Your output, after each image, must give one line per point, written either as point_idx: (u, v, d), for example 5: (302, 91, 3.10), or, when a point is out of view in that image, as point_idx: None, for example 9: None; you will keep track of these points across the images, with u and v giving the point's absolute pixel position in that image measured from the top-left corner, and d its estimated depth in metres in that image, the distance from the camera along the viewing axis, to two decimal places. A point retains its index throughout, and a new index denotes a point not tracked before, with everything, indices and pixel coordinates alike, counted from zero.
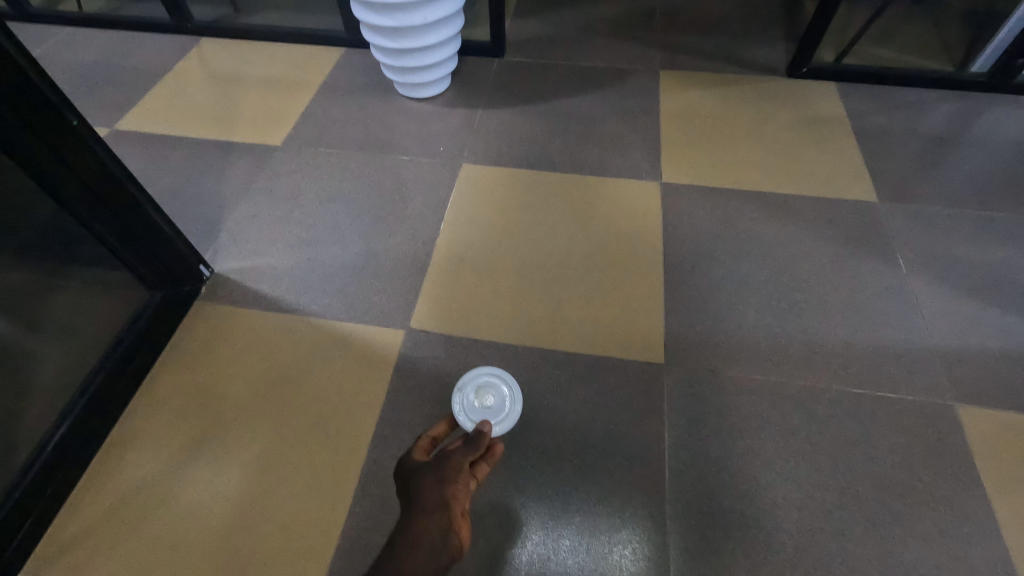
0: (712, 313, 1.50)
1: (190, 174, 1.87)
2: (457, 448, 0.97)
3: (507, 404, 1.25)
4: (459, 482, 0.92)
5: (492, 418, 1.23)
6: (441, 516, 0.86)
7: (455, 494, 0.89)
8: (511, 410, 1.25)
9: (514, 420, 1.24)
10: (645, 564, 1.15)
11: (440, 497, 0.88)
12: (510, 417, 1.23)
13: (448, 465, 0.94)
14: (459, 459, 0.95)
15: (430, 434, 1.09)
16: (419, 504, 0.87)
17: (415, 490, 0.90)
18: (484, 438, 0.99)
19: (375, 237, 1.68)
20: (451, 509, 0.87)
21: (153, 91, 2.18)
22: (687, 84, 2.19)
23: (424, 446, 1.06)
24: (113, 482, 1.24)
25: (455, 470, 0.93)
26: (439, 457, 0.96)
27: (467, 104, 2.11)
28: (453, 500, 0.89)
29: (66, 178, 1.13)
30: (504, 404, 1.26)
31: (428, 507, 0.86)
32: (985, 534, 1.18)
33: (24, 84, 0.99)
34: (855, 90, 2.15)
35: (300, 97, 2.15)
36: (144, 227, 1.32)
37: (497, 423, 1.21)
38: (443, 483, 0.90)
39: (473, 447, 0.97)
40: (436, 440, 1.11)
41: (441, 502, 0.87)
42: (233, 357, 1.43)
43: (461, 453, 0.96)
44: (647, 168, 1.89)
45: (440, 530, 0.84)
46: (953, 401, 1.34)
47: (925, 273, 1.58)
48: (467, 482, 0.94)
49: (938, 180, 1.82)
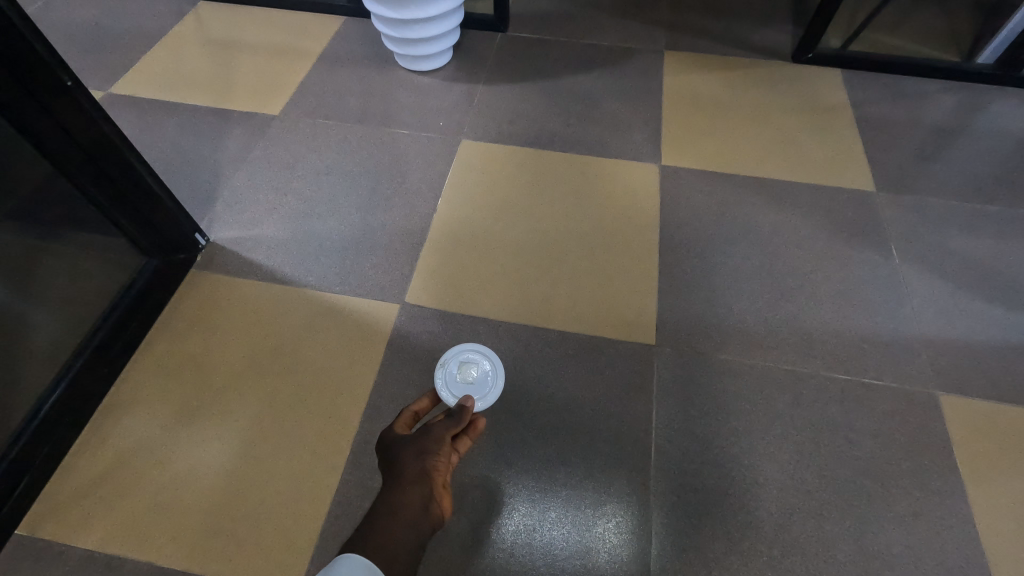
0: (700, 297, 1.53)
1: (193, 144, 1.89)
2: (439, 422, 1.02)
3: (489, 379, 1.31)
4: (441, 454, 0.97)
5: (474, 392, 1.28)
6: (422, 487, 0.90)
7: (436, 466, 0.94)
8: (493, 384, 1.30)
9: (497, 395, 1.30)
10: (628, 536, 1.20)
11: (421, 468, 0.93)
12: (492, 391, 1.29)
13: (429, 438, 0.98)
14: (441, 433, 0.99)
15: (412, 409, 1.09)
16: (401, 475, 0.91)
17: (397, 461, 0.94)
18: (466, 414, 1.04)
19: (372, 213, 1.71)
20: (431, 480, 0.92)
21: (151, 58, 2.18)
22: (690, 65, 2.17)
23: (406, 420, 1.07)
24: (119, 442, 1.31)
25: (437, 443, 0.97)
26: (421, 431, 1.00)
27: (468, 79, 2.11)
28: (433, 471, 0.94)
29: (64, 143, 1.19)
30: (487, 379, 1.31)
31: (410, 478, 0.91)
32: (957, 517, 1.22)
33: (25, 51, 1.04)
34: (860, 77, 2.12)
35: (299, 67, 2.15)
36: (140, 194, 1.38)
37: (478, 397, 1.27)
38: (425, 456, 0.95)
39: (455, 421, 1.02)
40: (419, 414, 1.11)
41: (422, 474, 0.92)
42: (231, 328, 1.48)
43: (442, 426, 1.01)
44: (646, 150, 1.89)
45: (421, 500, 0.88)
46: (934, 389, 1.38)
47: (918, 264, 1.60)
48: (448, 455, 0.99)
49: (939, 170, 1.82)
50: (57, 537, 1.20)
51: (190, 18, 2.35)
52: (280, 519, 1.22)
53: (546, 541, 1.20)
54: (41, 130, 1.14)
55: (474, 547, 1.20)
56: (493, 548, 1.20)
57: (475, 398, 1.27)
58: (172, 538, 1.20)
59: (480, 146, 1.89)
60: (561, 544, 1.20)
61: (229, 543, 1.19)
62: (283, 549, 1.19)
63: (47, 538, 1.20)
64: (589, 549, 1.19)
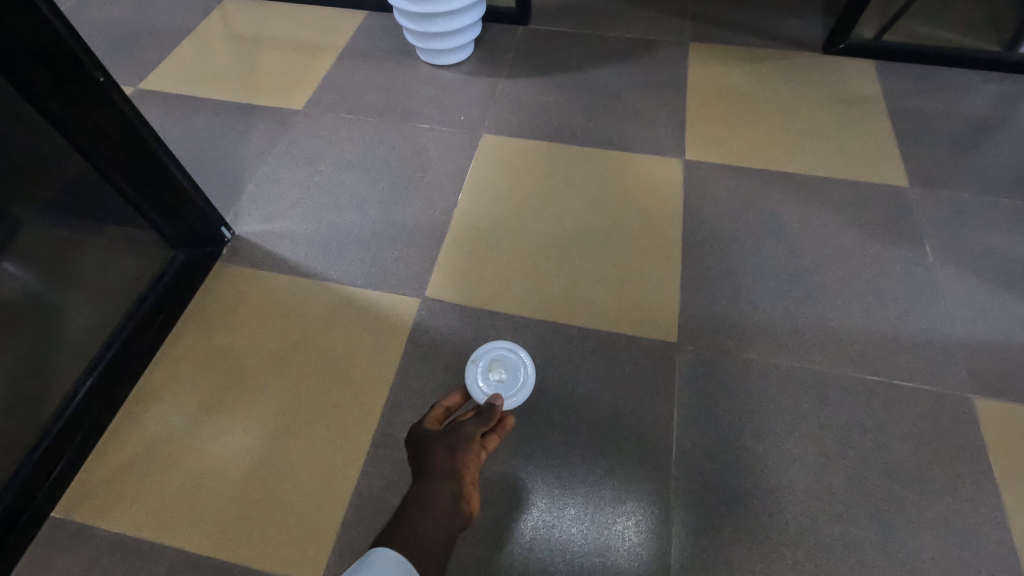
0: (724, 294, 1.51)
1: (219, 139, 1.93)
2: (469, 420, 1.03)
3: (519, 378, 1.29)
4: (471, 453, 0.99)
5: (504, 390, 1.27)
6: (453, 484, 0.91)
7: (466, 464, 0.96)
8: (523, 383, 1.29)
9: (526, 394, 1.28)
10: (648, 535, 1.19)
11: (452, 465, 0.94)
12: (521, 390, 1.27)
13: (460, 436, 0.99)
14: (471, 431, 1.01)
15: (444, 406, 1.12)
16: (432, 470, 0.91)
17: (428, 457, 0.94)
18: (496, 412, 1.06)
19: (393, 207, 1.72)
20: (461, 477, 0.94)
21: (179, 53, 2.22)
22: (716, 57, 2.13)
23: (437, 416, 1.09)
24: (149, 430, 1.35)
25: (467, 441, 0.99)
26: (452, 428, 1.01)
27: (489, 73, 2.10)
28: (463, 469, 0.95)
29: (92, 133, 1.21)
30: (517, 378, 1.30)
31: (441, 474, 0.91)
32: (993, 525, 1.18)
33: (53, 42, 1.05)
34: (895, 68, 2.05)
35: (322, 62, 2.17)
36: (166, 185, 1.40)
37: (508, 396, 1.26)
38: (455, 453, 0.96)
39: (485, 420, 1.03)
40: (449, 411, 1.13)
41: (453, 471, 0.93)
42: (255, 319, 1.51)
43: (473, 425, 1.02)
44: (670, 144, 1.86)
45: (452, 496, 0.89)
46: (969, 393, 1.33)
47: (954, 263, 1.54)
48: (478, 453, 1.01)
49: (977, 165, 1.75)
50: (90, 520, 1.24)
51: (216, 14, 2.38)
52: (303, 510, 1.24)
53: (565, 537, 1.20)
54: (68, 119, 1.16)
55: (492, 541, 1.20)
56: (513, 543, 1.20)
57: (505, 397, 1.25)
58: (198, 525, 1.23)
59: (501, 140, 1.88)
60: (580, 541, 1.19)
61: (253, 531, 1.22)
62: (307, 539, 1.21)
63: (80, 520, 1.24)
64: (608, 546, 1.19)
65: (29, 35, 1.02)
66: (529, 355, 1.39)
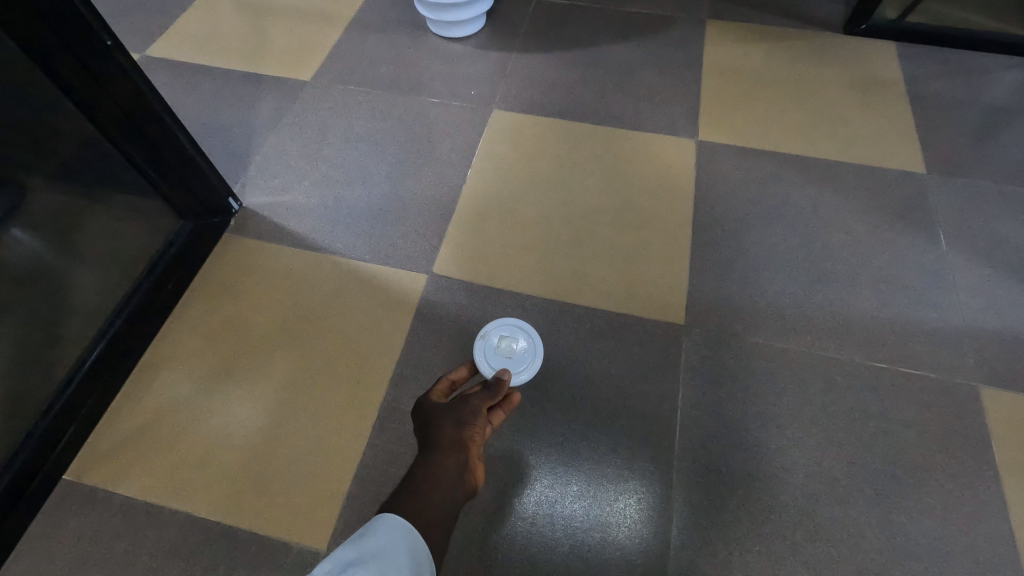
0: (734, 278, 1.49)
1: (226, 108, 1.90)
2: (475, 393, 1.04)
3: (529, 354, 1.29)
4: (476, 425, 1.00)
5: (512, 366, 1.27)
6: (459, 455, 0.93)
7: (471, 436, 0.98)
8: (531, 360, 1.29)
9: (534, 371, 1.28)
10: (649, 513, 1.21)
11: (458, 437, 0.96)
12: (529, 367, 1.28)
13: (466, 408, 1.01)
14: (477, 404, 1.02)
15: (449, 378, 1.12)
16: (438, 441, 0.94)
17: (434, 428, 0.97)
18: (503, 387, 1.06)
19: (401, 181, 1.70)
20: (467, 449, 0.96)
21: (185, 19, 2.19)
22: (734, 36, 2.07)
23: (443, 388, 1.10)
24: (157, 398, 1.36)
25: (473, 414, 1.00)
26: (458, 400, 1.03)
27: (500, 47, 2.06)
28: (469, 441, 0.97)
29: (102, 100, 1.20)
30: (525, 354, 1.30)
31: (447, 445, 0.94)
32: (992, 512, 1.19)
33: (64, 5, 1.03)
34: (917, 51, 2.00)
35: (330, 32, 2.13)
36: (175, 154, 1.39)
37: (516, 372, 1.26)
38: (462, 425, 0.98)
39: (492, 393, 1.05)
40: (455, 383, 1.13)
41: (458, 442, 0.95)
42: (262, 290, 1.51)
43: (479, 398, 1.04)
44: (683, 124, 1.82)
45: (458, 467, 0.92)
46: (976, 382, 1.33)
47: (968, 252, 1.52)
48: (483, 425, 1.02)
49: (996, 153, 1.72)
50: (101, 484, 1.26)
51: None
52: (309, 480, 1.26)
53: (568, 512, 1.22)
54: (79, 86, 1.15)
55: (496, 514, 1.22)
56: (515, 517, 1.22)
57: (512, 372, 1.26)
58: (207, 492, 1.25)
59: (512, 116, 1.85)
60: (582, 517, 1.21)
61: (261, 500, 1.24)
62: (313, 509, 1.23)
63: (91, 485, 1.26)
64: (610, 523, 1.20)
65: None
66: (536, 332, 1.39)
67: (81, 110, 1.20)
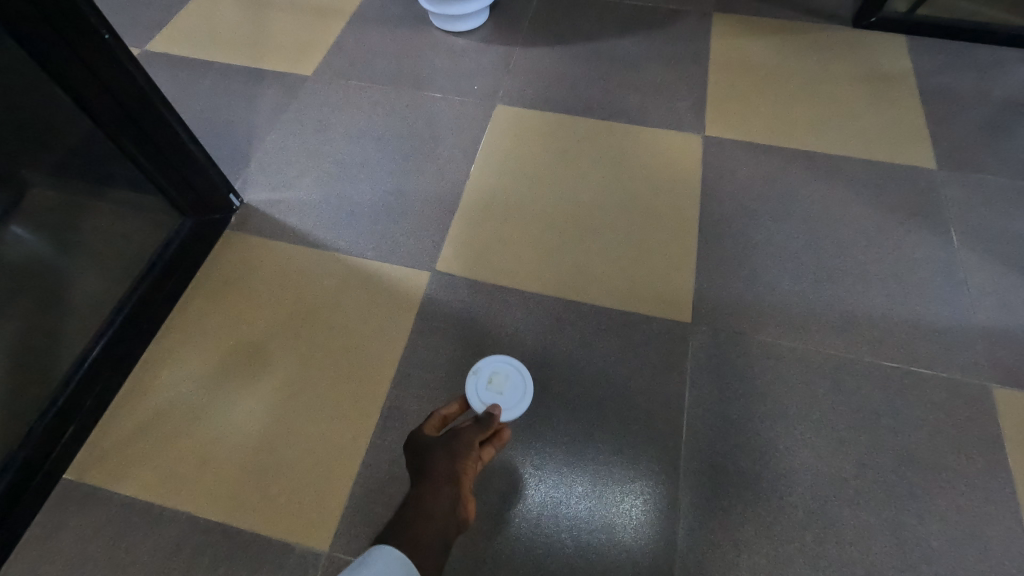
0: (741, 275, 1.47)
1: (226, 103, 1.89)
2: (468, 428, 1.04)
3: (520, 391, 1.25)
4: (470, 459, 0.99)
5: (504, 402, 1.23)
6: (453, 488, 0.91)
7: (465, 470, 0.96)
8: (522, 397, 1.25)
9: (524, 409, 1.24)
10: (655, 514, 1.19)
11: (452, 470, 0.94)
12: (520, 403, 1.24)
13: (460, 442, 1.00)
14: (470, 437, 1.02)
15: (441, 413, 1.11)
16: (432, 475, 0.93)
17: (428, 462, 0.96)
18: (496, 421, 1.08)
19: (403, 178, 1.68)
20: (461, 483, 0.94)
21: (185, 13, 2.17)
22: (741, 29, 2.04)
23: (435, 423, 1.09)
24: (158, 397, 1.35)
25: (467, 447, 1.00)
26: (452, 435, 1.02)
27: (503, 40, 2.03)
28: (463, 475, 0.96)
29: (99, 95, 1.18)
30: (516, 390, 1.26)
31: (442, 478, 0.92)
32: (1005, 514, 1.16)
33: None
34: (928, 44, 1.97)
35: (331, 25, 2.11)
36: (172, 148, 1.37)
37: (508, 409, 1.22)
38: (456, 459, 0.97)
39: (484, 426, 1.05)
40: (446, 419, 1.13)
41: (452, 476, 0.94)
42: (264, 287, 1.50)
43: (472, 431, 1.03)
44: (690, 119, 1.80)
45: (451, 501, 0.90)
46: (988, 381, 1.30)
47: (980, 249, 1.50)
48: (475, 460, 1.01)
49: (1009, 148, 1.69)
50: (101, 483, 1.25)
51: None
52: (311, 481, 1.24)
53: (572, 512, 1.20)
54: (74, 80, 1.13)
55: (499, 513, 1.21)
56: (519, 517, 1.20)
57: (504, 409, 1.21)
58: (207, 492, 1.24)
59: (515, 111, 1.83)
60: (587, 517, 1.19)
61: (262, 500, 1.22)
62: (315, 509, 1.21)
63: (92, 484, 1.25)
64: (614, 524, 1.19)
65: None
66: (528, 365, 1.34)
67: (79, 105, 1.18)
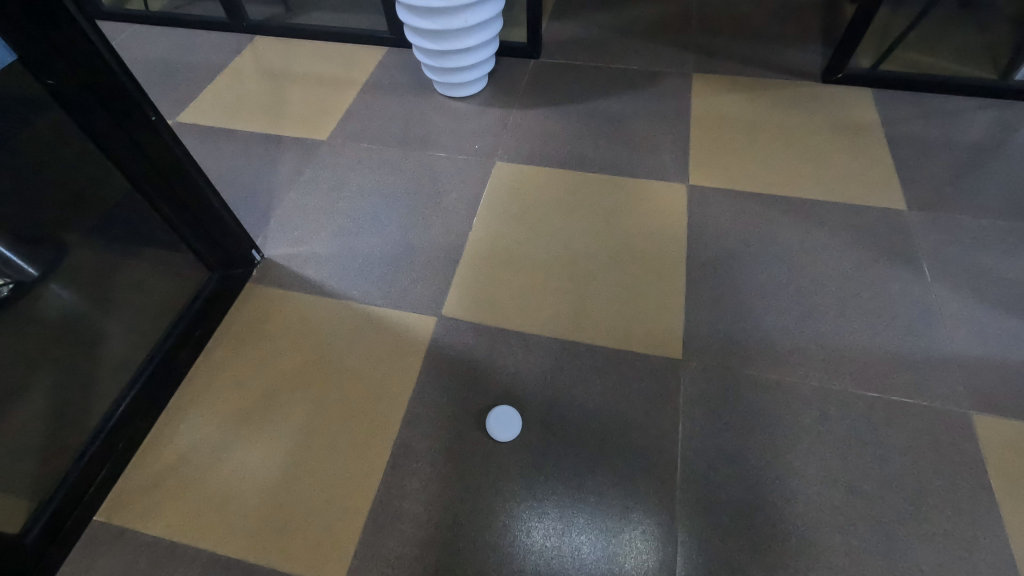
0: (728, 313, 1.57)
1: (249, 167, 2.06)
2: None
3: (498, 419, 1.40)
4: None
5: (499, 418, 1.40)
6: None
7: None
8: (498, 415, 1.41)
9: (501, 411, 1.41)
10: (654, 543, 1.24)
11: None
12: (498, 413, 1.41)
13: None
14: None
15: None
16: None
17: None
18: None
19: (411, 230, 1.82)
20: None
21: (211, 87, 2.40)
22: (719, 87, 2.23)
23: None
24: (183, 440, 1.43)
25: None
26: None
27: (501, 103, 2.23)
28: None
29: (154, 180, 1.39)
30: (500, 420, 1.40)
31: None
32: (992, 538, 1.21)
33: (135, 111, 1.25)
34: (892, 96, 2.13)
35: (344, 94, 2.32)
36: (212, 220, 1.55)
37: (498, 414, 1.41)
38: None
39: None
40: None
41: None
42: (283, 335, 1.61)
43: None
44: (675, 170, 1.95)
45: None
46: (969, 409, 1.37)
47: (952, 283, 1.59)
48: None
49: (973, 189, 1.81)
50: (130, 524, 1.32)
51: (247, 51, 2.55)
52: (327, 516, 1.31)
53: (575, 544, 1.25)
54: (136, 169, 1.35)
55: (505, 546, 1.26)
56: (524, 550, 1.25)
57: (498, 414, 1.41)
58: (229, 530, 1.30)
59: (514, 167, 1.99)
60: (589, 548, 1.25)
61: (282, 537, 1.29)
62: (331, 545, 1.27)
63: (121, 524, 1.32)
64: (617, 555, 1.24)
65: (116, 104, 1.22)
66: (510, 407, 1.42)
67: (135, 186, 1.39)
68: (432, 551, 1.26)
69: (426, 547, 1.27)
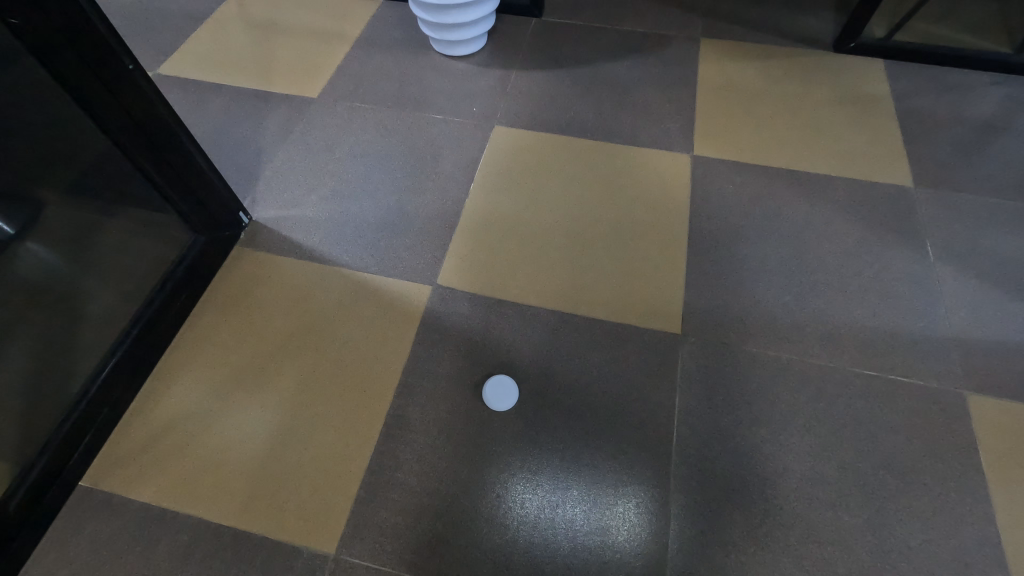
0: (730, 289, 1.54)
1: (235, 124, 1.97)
2: None
3: (496, 389, 1.39)
4: None
5: (495, 388, 1.39)
6: None
7: None
8: (496, 385, 1.39)
9: (497, 381, 1.40)
10: (648, 516, 1.25)
11: None
12: (496, 383, 1.40)
13: None
14: None
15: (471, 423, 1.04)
16: None
17: None
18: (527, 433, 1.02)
19: (405, 196, 1.76)
20: None
21: (194, 37, 2.27)
22: (728, 54, 2.14)
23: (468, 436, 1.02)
24: (169, 407, 1.40)
25: None
26: None
27: (500, 63, 2.13)
28: None
29: (138, 144, 1.33)
30: (496, 389, 1.39)
31: None
32: (979, 514, 1.23)
33: (121, 73, 1.21)
34: (904, 68, 2.07)
35: (335, 50, 2.20)
36: (200, 183, 1.50)
37: (495, 382, 1.40)
38: None
39: None
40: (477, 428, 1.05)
41: None
42: (271, 301, 1.56)
43: None
44: (679, 139, 1.89)
45: None
46: (964, 389, 1.37)
47: (956, 263, 1.57)
48: None
49: (982, 167, 1.78)
50: (116, 490, 1.30)
51: None
52: (319, 485, 1.30)
53: (569, 516, 1.25)
54: (118, 133, 1.28)
55: (499, 516, 1.26)
56: (517, 521, 1.25)
57: (495, 383, 1.40)
58: (218, 498, 1.29)
59: (513, 132, 1.91)
60: (582, 520, 1.25)
61: (272, 504, 1.28)
62: (322, 514, 1.26)
63: (107, 490, 1.30)
64: (610, 526, 1.24)
65: (103, 65, 1.17)
66: (507, 377, 1.41)
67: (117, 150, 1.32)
68: (424, 522, 1.25)
69: (418, 517, 1.26)
